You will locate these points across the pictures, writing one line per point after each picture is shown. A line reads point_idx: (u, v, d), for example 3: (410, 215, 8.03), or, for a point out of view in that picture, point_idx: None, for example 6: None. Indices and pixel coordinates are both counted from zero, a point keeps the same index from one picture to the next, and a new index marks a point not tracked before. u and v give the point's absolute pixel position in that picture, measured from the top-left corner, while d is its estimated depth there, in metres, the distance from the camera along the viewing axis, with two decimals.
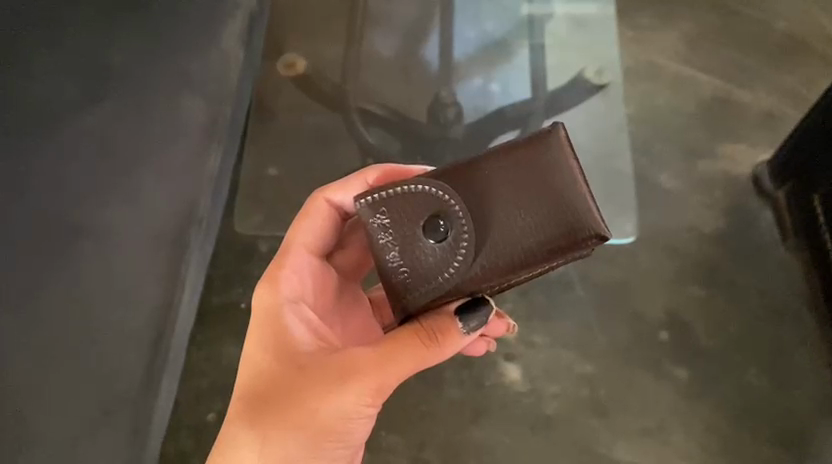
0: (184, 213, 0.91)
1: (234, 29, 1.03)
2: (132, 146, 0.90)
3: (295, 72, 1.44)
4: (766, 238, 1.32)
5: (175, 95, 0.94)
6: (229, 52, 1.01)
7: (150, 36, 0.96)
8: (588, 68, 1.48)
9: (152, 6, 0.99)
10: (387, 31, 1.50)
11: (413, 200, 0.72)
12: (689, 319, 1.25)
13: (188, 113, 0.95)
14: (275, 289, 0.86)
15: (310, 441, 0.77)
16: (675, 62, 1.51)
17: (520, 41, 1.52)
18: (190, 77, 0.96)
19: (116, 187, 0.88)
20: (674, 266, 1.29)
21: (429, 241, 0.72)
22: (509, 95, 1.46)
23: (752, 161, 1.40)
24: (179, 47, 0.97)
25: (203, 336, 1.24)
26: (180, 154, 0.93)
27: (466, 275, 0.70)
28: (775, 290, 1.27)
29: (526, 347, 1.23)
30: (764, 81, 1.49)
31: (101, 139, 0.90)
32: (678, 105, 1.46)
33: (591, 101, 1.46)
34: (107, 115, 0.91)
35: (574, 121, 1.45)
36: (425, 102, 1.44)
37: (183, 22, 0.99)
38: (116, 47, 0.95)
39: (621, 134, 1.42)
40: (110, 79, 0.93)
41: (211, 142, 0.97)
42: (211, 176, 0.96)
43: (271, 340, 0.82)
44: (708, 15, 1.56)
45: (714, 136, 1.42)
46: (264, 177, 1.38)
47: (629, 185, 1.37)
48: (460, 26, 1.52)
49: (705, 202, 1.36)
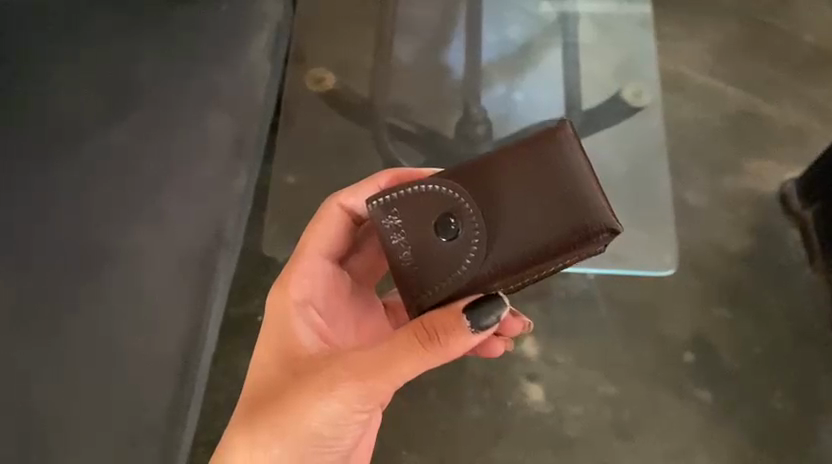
0: (212, 235, 0.88)
1: (262, 40, 0.99)
2: (157, 165, 0.89)
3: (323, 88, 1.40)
4: (792, 258, 1.30)
5: (201, 111, 0.93)
6: (256, 62, 0.98)
7: (175, 51, 0.96)
8: (626, 87, 1.39)
9: (178, 20, 0.98)
10: (407, 34, 1.43)
11: (426, 199, 0.69)
12: (715, 341, 1.23)
13: (214, 129, 0.93)
14: (284, 293, 0.85)
15: (299, 442, 0.76)
16: (701, 74, 1.47)
17: (546, 49, 1.46)
18: (217, 92, 0.95)
19: (141, 207, 0.87)
20: (700, 286, 1.27)
21: (441, 240, 0.68)
22: (537, 113, 1.41)
23: (779, 177, 1.37)
24: (205, 62, 0.96)
25: (221, 349, 1.23)
26: (206, 172, 0.90)
27: (478, 273, 0.67)
28: (800, 313, 1.25)
29: (548, 366, 1.21)
30: (792, 93, 1.45)
31: (127, 158, 0.89)
32: (704, 118, 1.42)
33: (626, 121, 1.38)
34: (133, 133, 0.90)
35: (610, 142, 1.37)
36: (450, 113, 1.40)
37: (209, 35, 0.97)
38: (143, 63, 0.94)
39: (660, 157, 1.35)
40: (136, 95, 0.93)
41: (241, 159, 0.93)
42: (241, 197, 0.92)
43: (277, 340, 0.82)
44: (736, 25, 1.53)
45: (740, 150, 1.39)
46: (283, 186, 1.34)
47: (666, 216, 1.30)
48: (486, 30, 1.46)
49: (731, 220, 1.33)
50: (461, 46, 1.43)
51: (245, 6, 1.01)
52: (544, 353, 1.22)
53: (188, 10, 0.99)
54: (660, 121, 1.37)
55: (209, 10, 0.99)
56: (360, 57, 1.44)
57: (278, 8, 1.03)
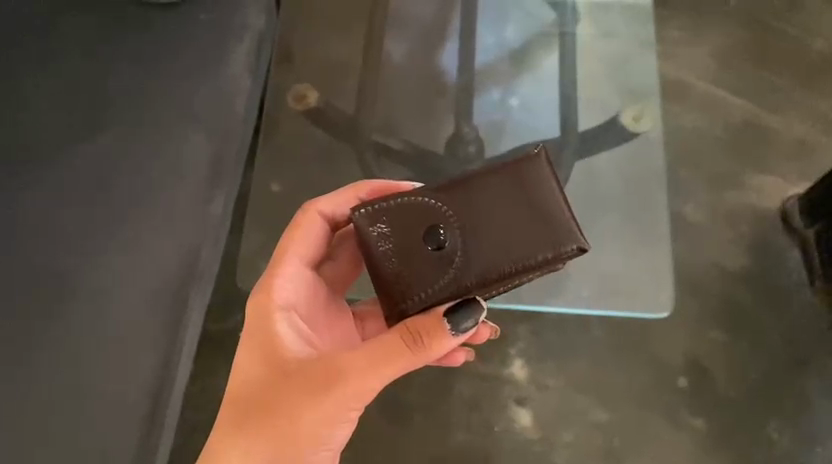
0: (185, 268, 0.84)
1: (241, 54, 0.94)
2: (127, 194, 0.85)
3: (305, 105, 1.30)
4: (793, 279, 1.25)
5: (175, 133, 0.88)
6: (238, 77, 0.93)
7: (149, 66, 0.90)
8: (626, 110, 1.31)
9: (153, 30, 0.92)
10: (400, 32, 1.37)
11: (412, 210, 0.71)
12: (710, 366, 1.19)
13: (188, 153, 0.87)
14: (267, 297, 0.80)
15: (289, 451, 0.74)
16: (704, 81, 1.42)
17: (544, 52, 1.38)
18: (193, 111, 0.89)
19: (109, 239, 0.83)
20: (696, 307, 1.23)
21: (426, 249, 0.70)
22: (533, 126, 1.34)
23: (782, 194, 1.32)
24: (182, 77, 0.90)
25: (201, 365, 1.19)
26: (179, 200, 0.86)
27: (462, 282, 0.68)
28: (799, 338, 1.21)
29: (538, 389, 1.17)
30: (798, 103, 1.40)
31: (96, 186, 0.85)
32: (706, 129, 1.37)
33: (625, 146, 1.30)
34: (103, 157, 0.86)
35: (609, 170, 1.29)
36: (443, 118, 1.34)
37: (186, 46, 0.92)
38: (114, 78, 0.89)
39: (659, 189, 1.27)
40: (107, 115, 0.88)
41: (218, 182, 0.89)
42: (218, 224, 0.89)
43: (261, 346, 0.77)
44: (742, 30, 1.46)
45: (743, 164, 1.34)
46: (267, 193, 1.28)
47: (663, 254, 1.22)
48: (482, 29, 1.39)
49: (731, 238, 1.28)
50: (456, 48, 1.36)
51: (225, 16, 0.94)
52: (534, 377, 1.18)
53: (164, 18, 0.93)
54: (661, 149, 1.30)
55: (185, 20, 0.93)
56: (351, 54, 1.35)
57: (259, 18, 0.97)
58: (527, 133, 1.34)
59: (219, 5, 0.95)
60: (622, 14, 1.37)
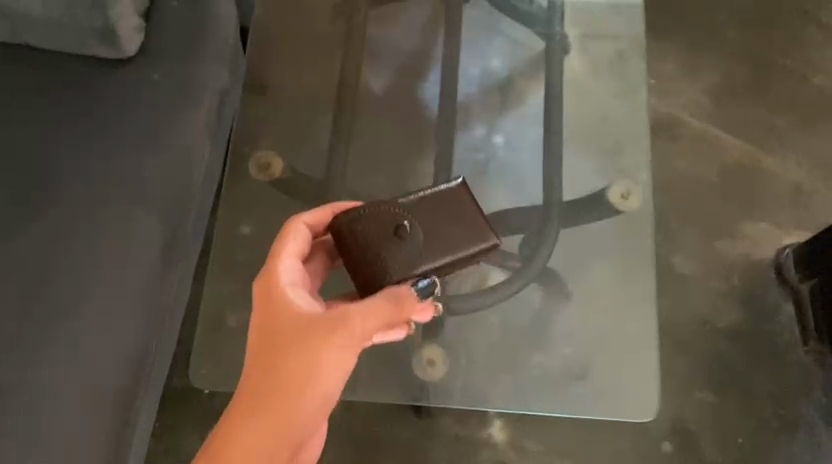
0: (132, 366, 0.79)
1: (200, 119, 0.87)
2: (72, 284, 0.78)
3: (268, 175, 1.18)
4: (785, 336, 1.20)
5: (125, 214, 0.81)
6: (193, 147, 0.86)
7: (99, 135, 0.83)
8: (615, 185, 1.19)
9: (103, 94, 0.85)
10: (378, 62, 1.27)
11: (378, 211, 0.82)
12: (696, 429, 1.14)
13: (139, 236, 0.81)
14: (275, 275, 0.78)
15: (325, 400, 0.75)
16: (699, 120, 1.35)
17: (533, 85, 1.30)
18: (146, 186, 0.83)
19: (52, 337, 0.76)
20: (684, 365, 1.18)
21: (392, 240, 0.81)
22: (519, 172, 1.26)
23: (776, 243, 1.26)
24: (133, 148, 0.83)
25: (164, 422, 1.13)
26: (129, 291, 0.80)
27: (419, 263, 0.81)
28: (790, 399, 1.16)
29: (516, 452, 1.13)
30: (795, 145, 1.34)
31: (38, 273, 0.78)
32: (699, 173, 1.31)
33: (610, 224, 1.19)
34: (46, 241, 0.79)
35: (596, 255, 1.19)
36: (423, 156, 1.26)
37: (138, 112, 0.84)
38: (62, 149, 0.83)
39: (649, 277, 1.17)
40: (51, 191, 0.81)
41: (169, 270, 0.84)
42: (164, 313, 0.84)
43: (280, 316, 0.75)
44: (739, 64, 1.40)
45: (737, 211, 1.28)
46: (234, 238, 1.17)
47: (647, 353, 1.14)
48: (465, 60, 1.33)
49: (721, 291, 1.23)
50: (438, 80, 1.28)
51: (183, 75, 0.86)
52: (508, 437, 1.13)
53: (114, 79, 0.86)
54: (650, 232, 1.17)
55: (140, 80, 0.86)
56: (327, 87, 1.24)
57: (221, 77, 0.90)
58: (512, 173, 1.27)
59: (177, 62, 0.87)
60: (615, 45, 1.28)
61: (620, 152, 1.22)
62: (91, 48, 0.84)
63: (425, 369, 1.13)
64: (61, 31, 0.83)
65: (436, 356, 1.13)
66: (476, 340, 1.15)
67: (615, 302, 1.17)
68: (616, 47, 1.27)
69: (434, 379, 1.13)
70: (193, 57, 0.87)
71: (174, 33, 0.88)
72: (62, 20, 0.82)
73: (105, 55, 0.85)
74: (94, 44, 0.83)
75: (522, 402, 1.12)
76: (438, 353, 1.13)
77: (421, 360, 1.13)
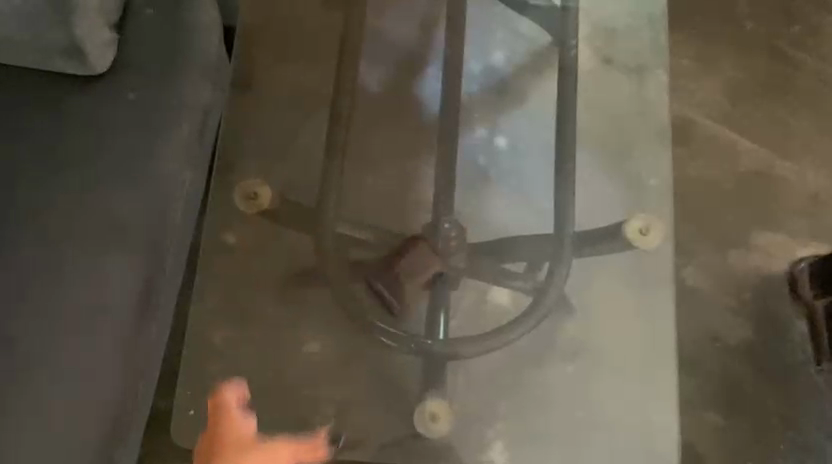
0: (112, 420, 0.77)
1: (180, 146, 0.82)
2: (43, 335, 0.74)
3: (257, 208, 1.03)
4: (797, 355, 1.16)
5: (101, 259, 0.77)
6: (172, 178, 0.81)
7: (69, 167, 0.78)
8: (633, 219, 1.07)
9: (73, 120, 0.79)
10: (373, 56, 1.18)
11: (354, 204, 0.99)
12: (703, 452, 1.10)
13: (116, 283, 0.77)
14: (225, 399, 0.96)
15: None
16: (714, 122, 1.28)
17: (536, 80, 1.19)
18: (122, 225, 0.78)
19: (30, 394, 0.73)
20: (693, 385, 1.13)
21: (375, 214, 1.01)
22: (519, 172, 1.15)
23: (790, 256, 1.21)
24: (107, 181, 0.78)
25: (149, 448, 1.06)
26: (106, 344, 0.76)
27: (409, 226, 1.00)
28: (800, 422, 1.12)
29: None
30: (813, 150, 1.27)
31: (10, 325, 0.74)
32: (712, 179, 1.24)
33: (626, 259, 1.07)
34: (15, 287, 0.75)
35: (609, 294, 1.07)
36: (423, 161, 1.16)
37: (111, 141, 0.79)
38: (31, 183, 0.77)
39: (666, 320, 1.05)
40: (21, 230, 0.76)
41: (149, 310, 0.80)
42: (142, 365, 0.81)
43: (236, 425, 0.92)
44: (757, 60, 1.32)
45: (751, 220, 1.22)
46: (222, 250, 1.03)
47: (671, 396, 1.01)
48: (468, 50, 1.20)
49: (732, 306, 1.18)
50: (438, 73, 1.18)
51: (160, 98, 0.81)
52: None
53: (85, 103, 0.79)
54: (669, 267, 1.06)
55: (112, 102, 0.80)
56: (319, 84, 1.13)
57: (201, 96, 0.85)
58: (517, 181, 1.15)
59: (153, 83, 0.81)
60: (636, 41, 1.16)
61: (631, 154, 1.12)
62: (56, 65, 0.78)
63: (428, 425, 1.00)
64: (21, 48, 0.76)
65: (440, 411, 1.00)
66: (477, 389, 1.04)
67: (628, 347, 1.05)
68: (626, 33, 1.17)
69: (439, 435, 1.01)
70: (171, 77, 0.82)
71: (149, 49, 0.82)
72: (22, 38, 0.75)
73: (73, 72, 0.79)
74: (59, 62, 0.77)
75: (522, 458, 1.01)
76: (442, 407, 1.01)
77: (423, 415, 1.00)
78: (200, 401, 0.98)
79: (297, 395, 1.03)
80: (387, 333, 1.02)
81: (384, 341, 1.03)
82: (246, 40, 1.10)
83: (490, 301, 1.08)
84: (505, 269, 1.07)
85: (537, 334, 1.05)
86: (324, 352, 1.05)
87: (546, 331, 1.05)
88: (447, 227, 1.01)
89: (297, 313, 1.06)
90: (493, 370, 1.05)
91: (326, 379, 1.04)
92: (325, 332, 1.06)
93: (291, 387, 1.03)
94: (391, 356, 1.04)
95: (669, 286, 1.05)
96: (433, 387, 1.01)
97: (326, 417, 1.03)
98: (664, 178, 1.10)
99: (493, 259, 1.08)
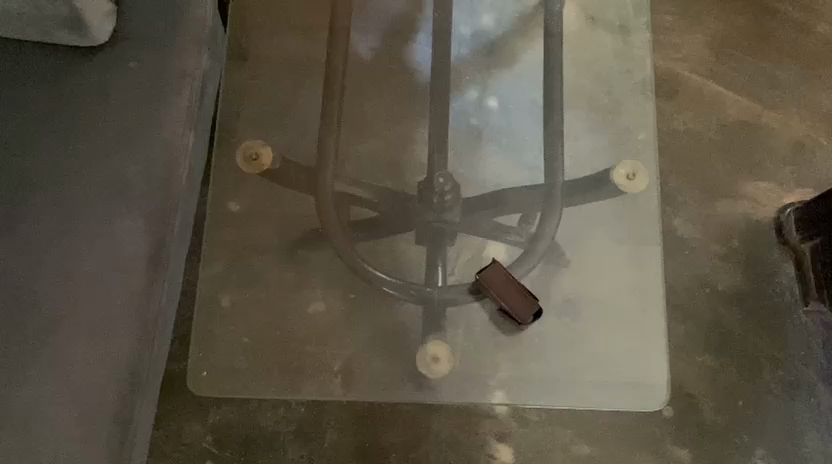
0: (126, 373, 0.79)
1: (182, 109, 0.87)
2: (57, 292, 0.78)
3: (261, 168, 1.09)
4: (785, 297, 1.20)
5: (109, 219, 0.81)
6: (175, 139, 0.86)
7: (72, 135, 0.83)
8: (620, 164, 1.12)
9: (79, 89, 0.84)
10: (363, 23, 1.20)
11: (359, 189, 1.11)
12: (697, 394, 1.14)
13: (125, 241, 0.82)
14: (224, 342, 1.05)
15: None
16: (699, 75, 1.30)
17: (526, 42, 1.20)
18: (127, 186, 0.83)
19: (42, 352, 0.76)
20: (685, 330, 1.17)
21: (373, 190, 1.11)
22: (512, 133, 1.17)
23: (777, 202, 1.24)
24: (112, 145, 0.83)
25: (163, 408, 1.10)
26: (118, 299, 0.80)
27: (410, 198, 1.10)
28: (790, 361, 1.17)
29: (518, 423, 1.12)
30: (798, 99, 1.30)
31: (22, 285, 0.78)
32: (699, 131, 1.27)
33: (612, 204, 1.12)
34: (31, 250, 0.79)
35: (602, 244, 1.11)
36: (417, 125, 1.18)
37: (116, 107, 0.84)
38: (35, 152, 0.82)
39: (656, 266, 1.09)
40: (31, 197, 0.80)
41: (161, 268, 0.84)
42: (155, 324, 0.83)
43: (234, 369, 1.05)
44: (740, 13, 1.34)
45: (738, 169, 1.26)
46: (226, 217, 1.07)
47: (659, 336, 1.07)
48: (457, 14, 1.22)
49: (721, 253, 1.21)
50: (428, 39, 1.20)
51: (160, 66, 0.86)
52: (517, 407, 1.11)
53: (89, 72, 0.85)
54: (657, 220, 1.10)
55: (113, 72, 0.85)
56: (311, 51, 1.15)
57: (199, 62, 0.89)
58: (509, 139, 1.17)
59: (151, 52, 0.86)
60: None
61: (618, 109, 1.14)
62: (58, 38, 0.83)
63: (431, 367, 1.06)
64: (21, 20, 0.81)
65: (440, 351, 1.06)
66: (476, 337, 1.07)
67: (620, 295, 1.09)
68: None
69: (439, 376, 1.05)
70: (169, 45, 0.87)
71: (147, 23, 0.87)
72: (24, 10, 0.79)
73: (73, 43, 0.84)
74: (59, 33, 0.82)
75: (523, 397, 1.05)
76: (443, 349, 1.06)
77: (425, 356, 1.06)
78: (214, 357, 1.05)
79: (305, 354, 1.07)
80: (391, 282, 1.08)
81: (388, 291, 1.08)
82: (239, 13, 1.12)
83: (488, 255, 1.09)
84: (498, 223, 1.10)
85: (533, 281, 1.10)
86: (329, 311, 1.09)
87: (543, 280, 1.10)
88: (441, 182, 1.07)
89: (299, 276, 1.10)
90: (493, 317, 1.08)
91: (332, 336, 1.08)
92: (328, 290, 1.10)
93: (300, 346, 1.07)
94: (393, 306, 1.09)
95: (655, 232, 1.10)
96: (433, 330, 1.07)
97: (333, 375, 1.06)
98: (652, 131, 1.13)
99: (488, 213, 1.11)
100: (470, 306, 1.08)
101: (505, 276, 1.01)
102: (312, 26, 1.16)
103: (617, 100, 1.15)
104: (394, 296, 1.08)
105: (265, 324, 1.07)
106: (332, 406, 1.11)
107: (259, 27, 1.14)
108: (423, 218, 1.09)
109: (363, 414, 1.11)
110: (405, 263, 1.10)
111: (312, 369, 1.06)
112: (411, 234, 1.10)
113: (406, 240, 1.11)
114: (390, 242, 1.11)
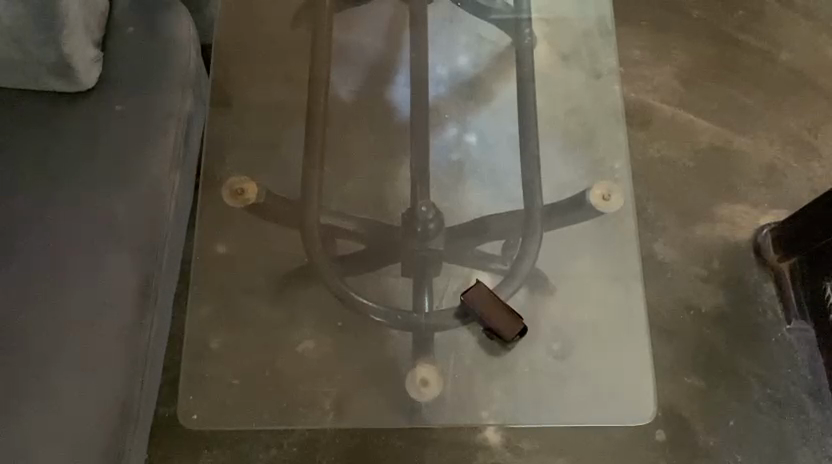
0: (118, 408, 0.80)
1: (168, 148, 0.89)
2: (52, 331, 0.79)
3: (246, 202, 1.10)
4: (768, 316, 1.21)
5: (98, 255, 0.83)
6: (163, 178, 0.88)
7: (65, 177, 0.85)
8: (597, 183, 1.15)
9: (70, 134, 0.87)
10: (345, 67, 1.22)
11: (343, 221, 1.13)
12: (688, 416, 1.15)
13: (114, 277, 0.83)
14: (211, 379, 1.03)
15: None
16: (670, 105, 1.35)
17: (501, 80, 1.24)
18: (116, 224, 0.84)
19: (34, 394, 0.76)
20: (672, 352, 1.19)
21: (356, 221, 1.13)
22: (492, 165, 1.19)
23: (753, 224, 1.27)
24: (104, 185, 0.85)
25: (154, 454, 1.08)
26: (108, 334, 0.81)
27: (392, 226, 1.14)
28: (776, 379, 1.18)
29: (512, 454, 1.11)
30: (765, 124, 1.34)
31: (14, 327, 0.78)
32: (673, 158, 1.31)
33: (589, 225, 1.14)
34: (21, 291, 0.80)
35: (587, 272, 1.12)
36: (401, 162, 1.21)
37: (105, 150, 0.87)
38: (27, 197, 0.84)
39: (639, 291, 1.10)
40: (24, 240, 0.82)
41: (149, 303, 0.85)
42: (145, 357, 0.84)
43: (220, 403, 1.03)
44: (705, 45, 1.40)
45: (713, 193, 1.29)
46: (213, 258, 1.07)
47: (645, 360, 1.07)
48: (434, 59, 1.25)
49: (703, 275, 1.23)
50: (407, 80, 1.22)
51: (147, 107, 0.89)
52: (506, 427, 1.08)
53: (79, 119, 0.88)
54: (637, 246, 1.12)
55: (103, 117, 0.88)
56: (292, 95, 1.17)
57: (184, 103, 0.92)
58: (486, 174, 1.19)
59: (139, 94, 0.90)
60: (585, 28, 1.22)
61: (594, 138, 1.18)
62: (46, 83, 0.86)
63: (420, 390, 1.06)
64: (11, 68, 0.83)
65: (429, 374, 1.06)
66: (467, 367, 1.07)
67: (609, 320, 1.10)
68: (583, 28, 1.23)
69: (430, 398, 1.05)
70: (154, 90, 0.90)
71: (135, 68, 0.90)
72: (13, 58, 0.82)
73: (62, 89, 0.87)
74: (49, 79, 0.85)
75: (514, 417, 1.05)
76: (432, 372, 1.06)
77: (414, 379, 1.06)
78: (197, 394, 1.02)
79: (296, 392, 1.07)
80: (380, 310, 1.08)
81: (376, 320, 1.09)
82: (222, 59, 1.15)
83: (474, 277, 1.10)
84: (482, 252, 1.11)
85: (520, 305, 1.10)
86: (319, 349, 1.10)
87: (530, 306, 1.11)
88: (425, 210, 1.12)
89: (289, 317, 1.11)
90: (478, 340, 1.07)
91: (322, 373, 1.09)
92: (317, 330, 1.10)
93: (293, 385, 1.07)
94: (382, 335, 1.08)
95: (632, 245, 1.12)
96: (421, 353, 1.07)
97: (325, 412, 1.05)
98: (627, 160, 1.15)
99: (471, 241, 1.13)
100: (459, 331, 1.07)
101: (489, 295, 1.02)
102: (294, 69, 1.18)
103: (594, 129, 1.17)
104: (382, 323, 1.08)
105: (254, 364, 1.07)
106: (325, 444, 1.10)
107: (245, 74, 1.16)
108: (409, 249, 1.12)
109: (357, 451, 1.10)
110: (391, 294, 1.10)
111: (304, 408, 1.05)
112: (397, 266, 1.12)
113: (393, 272, 1.11)
114: (376, 274, 1.11)
